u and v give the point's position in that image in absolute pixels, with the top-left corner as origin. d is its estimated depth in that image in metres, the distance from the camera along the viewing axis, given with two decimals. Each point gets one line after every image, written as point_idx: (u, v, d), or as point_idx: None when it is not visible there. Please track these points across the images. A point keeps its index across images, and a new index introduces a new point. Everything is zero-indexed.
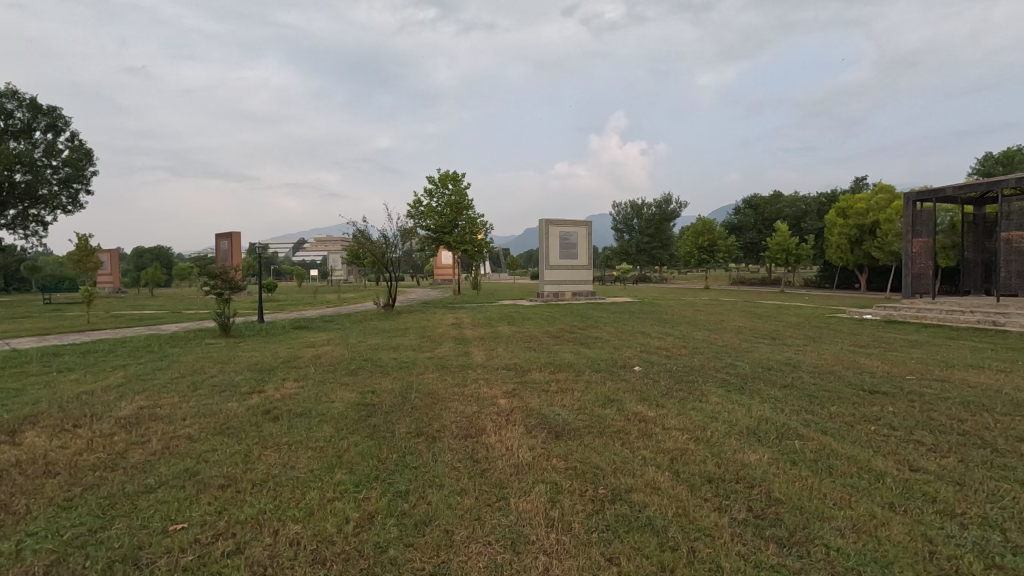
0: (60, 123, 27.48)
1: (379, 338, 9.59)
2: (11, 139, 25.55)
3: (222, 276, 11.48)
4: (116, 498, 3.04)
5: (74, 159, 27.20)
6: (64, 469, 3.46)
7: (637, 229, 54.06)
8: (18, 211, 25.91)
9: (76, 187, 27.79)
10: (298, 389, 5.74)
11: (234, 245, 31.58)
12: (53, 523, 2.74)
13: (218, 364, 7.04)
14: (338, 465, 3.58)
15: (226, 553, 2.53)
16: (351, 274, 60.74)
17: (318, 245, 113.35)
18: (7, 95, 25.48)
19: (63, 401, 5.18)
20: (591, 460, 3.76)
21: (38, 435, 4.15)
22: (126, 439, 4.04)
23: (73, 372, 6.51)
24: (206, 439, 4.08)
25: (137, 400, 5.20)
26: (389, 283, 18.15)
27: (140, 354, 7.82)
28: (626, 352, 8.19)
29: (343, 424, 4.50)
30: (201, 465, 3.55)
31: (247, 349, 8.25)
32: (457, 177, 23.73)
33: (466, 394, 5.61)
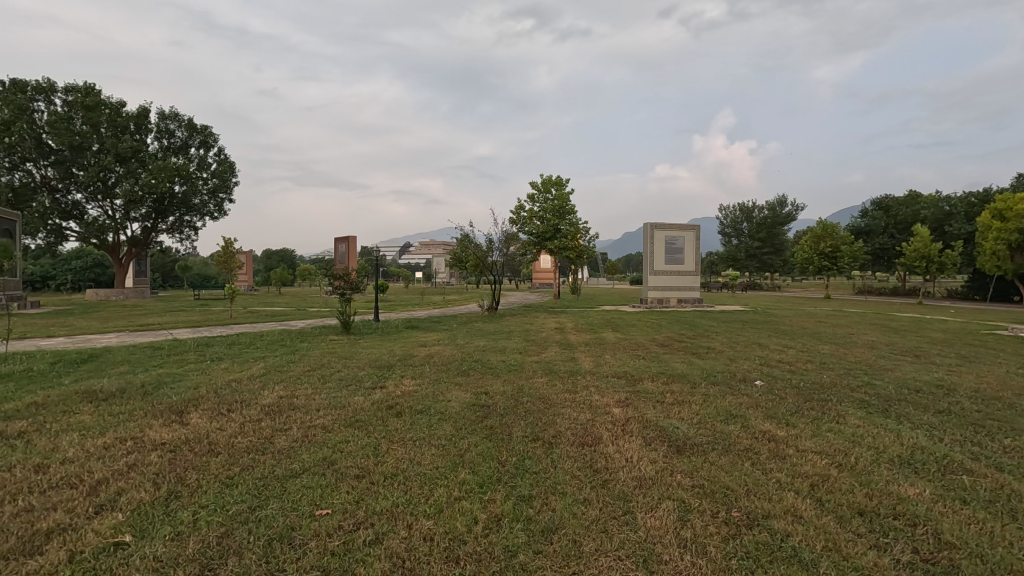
0: (211, 140, 31.15)
1: (486, 340, 9.79)
2: (173, 155, 29.43)
3: (344, 278, 12.35)
4: (269, 479, 3.34)
5: (220, 171, 30.69)
6: (224, 449, 3.85)
7: (747, 233, 51.04)
8: (177, 219, 29.76)
9: (222, 197, 31.35)
10: (416, 386, 6.00)
11: (351, 248, 33.99)
12: (220, 498, 3.05)
13: (342, 359, 7.55)
14: (460, 465, 3.67)
15: (367, 541, 2.66)
16: (454, 277, 62.96)
17: (422, 249, 119.31)
18: (171, 116, 29.36)
19: (218, 387, 5.82)
20: (720, 479, 3.53)
21: (200, 416, 4.69)
22: (271, 426, 4.44)
23: (222, 362, 7.30)
24: (339, 430, 4.37)
25: (277, 390, 5.71)
26: (493, 286, 18.50)
27: (275, 347, 8.62)
28: (744, 365, 7.66)
29: (462, 423, 4.62)
30: (338, 455, 3.80)
31: (365, 346, 8.78)
32: (560, 182, 23.79)
33: (578, 400, 5.56)
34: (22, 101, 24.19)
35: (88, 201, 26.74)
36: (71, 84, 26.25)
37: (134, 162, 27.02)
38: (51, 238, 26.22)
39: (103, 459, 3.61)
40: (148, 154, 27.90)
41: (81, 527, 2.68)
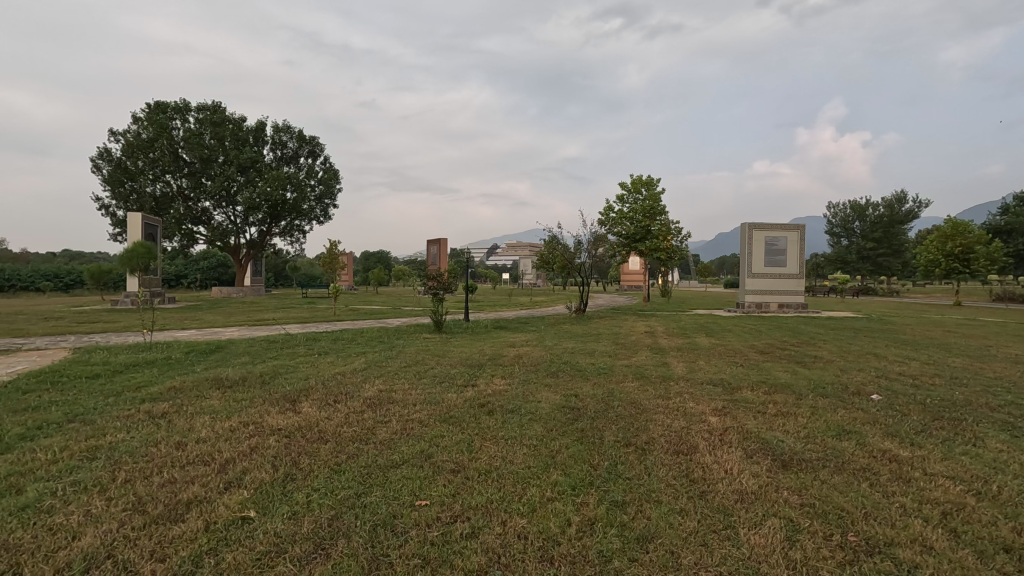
0: (318, 150, 33.61)
1: (574, 342, 9.74)
2: (286, 165, 32.08)
3: (437, 278, 12.82)
4: (372, 468, 3.54)
5: (326, 179, 33.02)
6: (332, 437, 4.14)
7: (860, 233, 46.83)
8: (288, 224, 32.39)
9: (328, 203, 33.71)
10: (506, 386, 6.09)
11: (442, 250, 35.17)
12: (330, 482, 3.28)
13: (435, 357, 7.83)
14: (552, 466, 3.68)
15: (464, 534, 2.73)
16: (541, 278, 63.15)
17: (509, 250, 121.30)
18: (284, 129, 32.02)
19: (325, 378, 6.28)
20: (832, 499, 3.26)
21: (311, 405, 5.07)
22: (373, 417, 4.70)
23: (328, 356, 7.85)
24: (434, 425, 4.53)
25: (377, 383, 6.06)
26: (580, 287, 18.37)
27: (374, 343, 9.11)
28: (857, 377, 7.01)
29: (552, 424, 4.63)
30: (434, 449, 3.95)
31: (457, 345, 9.03)
32: (651, 182, 23.19)
33: (671, 407, 5.37)
34: (163, 121, 27.45)
35: (214, 208, 29.75)
36: (202, 103, 29.42)
37: (253, 172, 29.76)
38: (184, 242, 29.50)
39: (230, 440, 4.00)
40: (265, 165, 30.60)
41: (214, 500, 2.99)
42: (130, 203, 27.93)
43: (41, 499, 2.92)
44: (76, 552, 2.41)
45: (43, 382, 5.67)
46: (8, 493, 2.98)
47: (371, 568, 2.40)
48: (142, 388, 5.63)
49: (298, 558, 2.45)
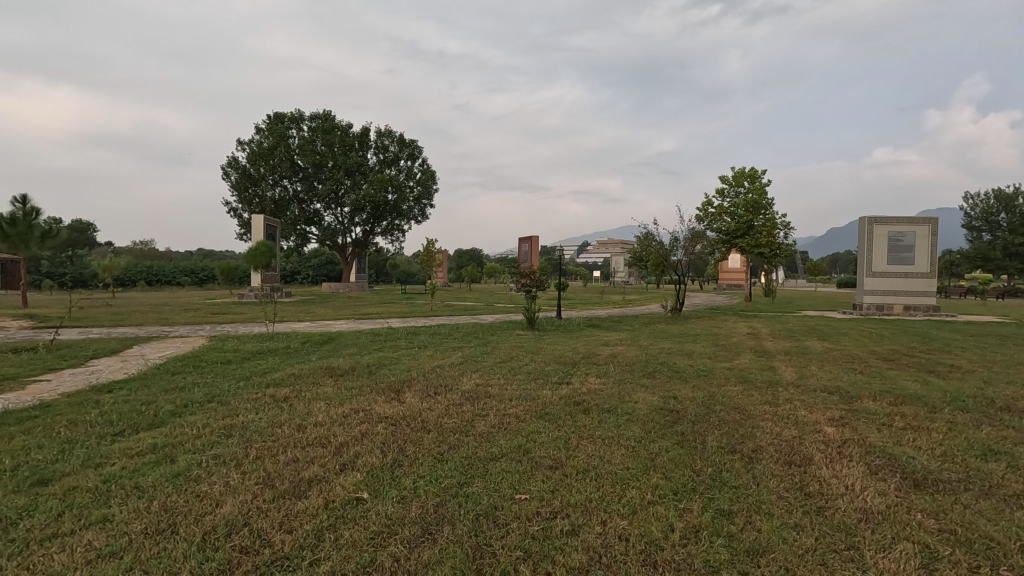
0: (417, 152, 35.16)
1: (670, 343, 9.42)
2: (388, 167, 33.89)
3: (531, 276, 12.90)
4: (473, 460, 3.64)
5: (424, 180, 34.51)
6: (434, 427, 4.32)
7: (1006, 226, 41.12)
8: (389, 224, 34.17)
9: (425, 203, 35.17)
10: (602, 385, 6.02)
11: (534, 248, 35.40)
12: (434, 471, 3.42)
13: (529, 353, 7.91)
14: (652, 469, 3.58)
15: (564, 531, 2.74)
16: (633, 276, 61.59)
17: (601, 248, 119.64)
18: (386, 134, 33.85)
19: (426, 371, 6.56)
20: (979, 527, 2.89)
21: (413, 396, 5.32)
22: (472, 410, 4.84)
23: (427, 349, 8.20)
24: (531, 421, 4.58)
25: (474, 377, 6.24)
26: (676, 286, 17.68)
27: (470, 338, 9.38)
28: (1006, 391, 6.15)
29: (651, 426, 4.51)
30: (531, 444, 3.99)
31: (550, 342, 9.07)
32: (755, 174, 21.88)
33: (780, 414, 5.03)
34: (282, 131, 30.08)
35: (324, 209, 32.09)
36: (315, 112, 31.82)
37: (359, 175, 31.74)
38: (299, 241, 32.08)
39: (343, 426, 4.31)
40: (369, 168, 32.53)
41: (331, 480, 3.23)
42: (253, 206, 30.85)
43: (189, 469, 3.30)
44: (219, 517, 2.71)
45: (187, 365, 6.43)
46: (164, 462, 3.41)
47: (476, 557, 2.48)
48: (267, 373, 6.23)
49: (407, 541, 2.58)
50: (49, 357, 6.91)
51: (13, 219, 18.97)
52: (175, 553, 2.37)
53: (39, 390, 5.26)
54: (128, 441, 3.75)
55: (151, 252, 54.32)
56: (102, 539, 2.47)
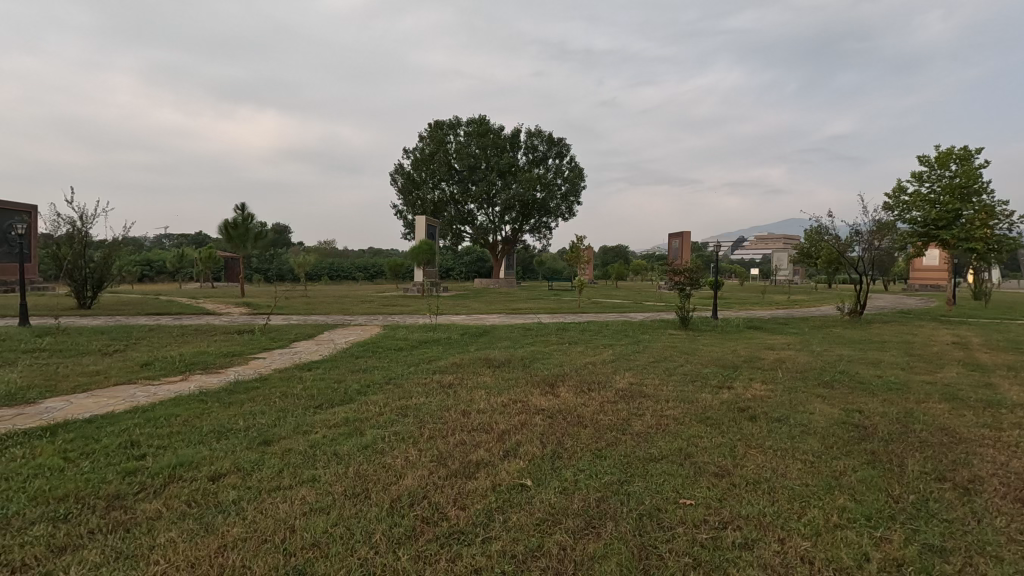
0: (564, 150, 35.55)
1: (850, 350, 8.34)
2: (536, 166, 34.75)
3: (686, 272, 12.13)
4: (632, 459, 3.58)
5: (572, 177, 34.77)
6: (590, 423, 4.33)
7: None
8: (537, 222, 34.98)
9: (573, 201, 35.40)
10: (770, 392, 5.53)
11: (685, 244, 33.70)
12: (595, 466, 3.44)
13: (684, 354, 7.57)
14: (838, 488, 3.20)
15: (737, 544, 2.57)
16: (800, 275, 55.50)
17: (760, 245, 109.99)
18: (536, 134, 34.70)
19: (578, 367, 6.62)
20: None
21: (568, 390, 5.40)
22: (626, 409, 4.76)
23: (579, 346, 8.25)
24: (691, 424, 4.38)
25: (627, 376, 6.14)
26: (855, 285, 15.54)
27: (620, 336, 9.26)
28: None
29: (832, 441, 4.05)
30: (693, 449, 3.80)
31: (706, 344, 8.55)
32: (965, 155, 18.48)
33: (1006, 441, 4.17)
34: (441, 137, 32.43)
35: (477, 209, 33.89)
36: (471, 118, 33.72)
37: (509, 175, 32.99)
38: (454, 240, 34.34)
39: (504, 414, 4.52)
40: (519, 168, 33.63)
41: (497, 465, 3.40)
42: (416, 209, 33.72)
43: (376, 442, 3.71)
44: (403, 488, 3.01)
45: (367, 350, 7.26)
46: (355, 434, 3.88)
47: (642, 557, 2.44)
48: (432, 361, 6.77)
49: (572, 531, 2.62)
50: (263, 338, 8.27)
51: (236, 223, 22.95)
52: (369, 516, 2.68)
53: (259, 365, 6.34)
54: (326, 414, 4.34)
55: (333, 250, 62.04)
56: (314, 495, 2.89)
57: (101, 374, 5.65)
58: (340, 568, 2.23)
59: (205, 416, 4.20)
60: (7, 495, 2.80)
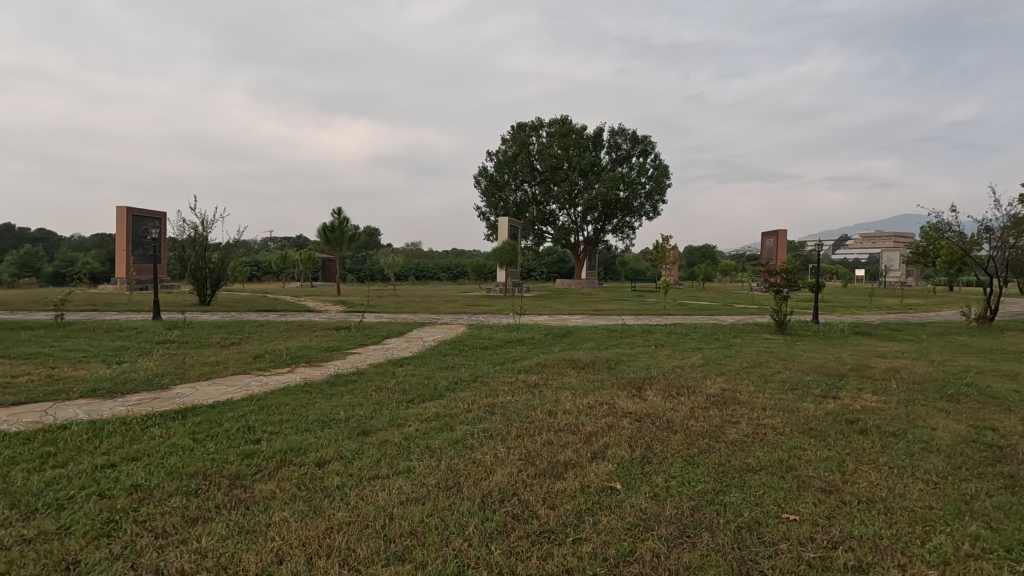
0: (649, 147, 34.63)
1: (979, 360, 7.44)
2: (620, 165, 34.13)
3: (784, 273, 11.33)
4: (727, 468, 3.42)
5: (656, 175, 33.83)
6: (681, 429, 4.18)
7: None
8: (620, 221, 34.35)
9: (657, 199, 34.40)
10: (882, 404, 5.06)
11: (780, 243, 31.68)
12: (687, 473, 3.32)
13: (781, 360, 7.11)
14: (969, 514, 2.88)
15: (849, 566, 2.38)
16: (914, 277, 50.30)
17: (866, 244, 101.08)
18: (619, 133, 34.11)
19: (665, 370, 6.42)
20: None
21: (656, 394, 5.25)
22: (720, 416, 4.56)
23: (666, 348, 8.00)
24: (792, 435, 4.11)
25: (719, 381, 5.86)
26: (983, 288, 13.88)
27: (710, 340, 8.87)
28: None
29: (959, 461, 3.64)
30: (795, 461, 3.58)
31: (806, 350, 7.98)
32: None
33: None
34: (524, 138, 32.75)
35: (559, 210, 33.86)
36: (553, 119, 33.76)
37: (592, 175, 32.65)
38: (536, 241, 34.53)
39: (591, 416, 4.48)
40: (602, 167, 33.21)
41: (585, 466, 3.38)
42: (499, 210, 34.28)
43: (465, 438, 3.81)
44: (492, 484, 3.07)
45: (455, 348, 7.48)
46: (446, 429, 4.00)
47: (741, 571, 2.32)
48: (517, 361, 6.84)
49: (666, 539, 2.55)
50: (358, 335, 8.75)
51: (333, 226, 24.50)
52: (462, 509, 2.76)
53: (356, 360, 6.73)
54: (418, 408, 4.52)
55: (420, 252, 64.43)
56: (410, 485, 3.02)
57: (221, 365, 6.25)
58: (437, 558, 2.32)
59: (309, 406, 4.52)
60: (149, 469, 3.17)
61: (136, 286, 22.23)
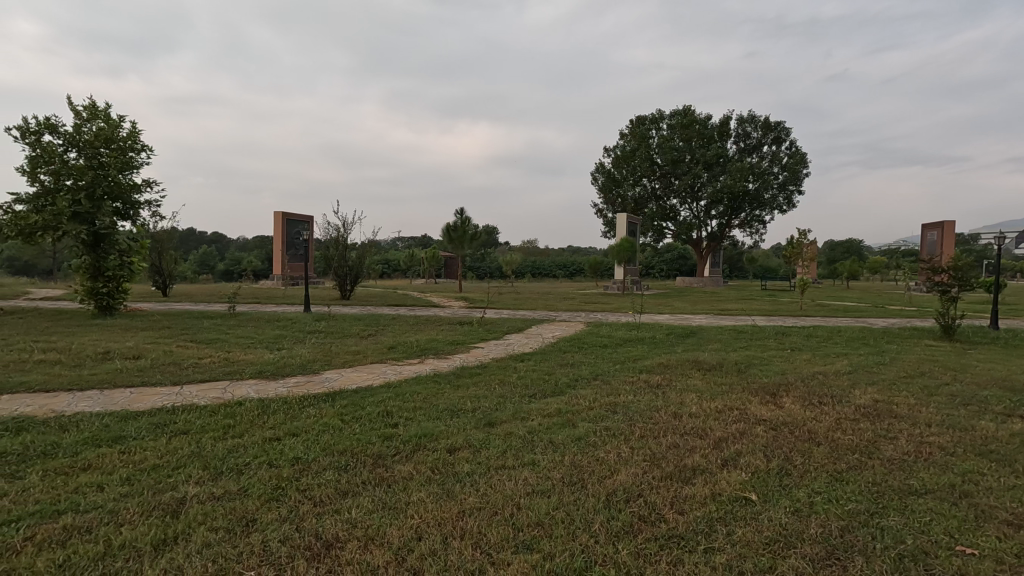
0: (783, 134, 31.95)
1: None
2: (749, 155, 31.90)
3: (950, 270, 9.84)
4: (882, 488, 3.06)
5: (791, 164, 31.10)
6: (825, 441, 3.82)
7: None
8: (748, 215, 32.10)
9: (792, 190, 31.63)
10: None
11: (945, 236, 27.54)
12: (833, 490, 3.02)
13: (949, 370, 6.19)
14: None
15: None
16: None
17: None
18: (748, 120, 31.91)
19: (804, 376, 5.88)
20: None
21: (793, 402, 4.84)
22: (872, 430, 4.09)
23: (804, 353, 7.34)
24: (967, 457, 3.56)
25: (870, 391, 5.24)
26: None
27: (858, 345, 7.97)
28: None
29: None
30: (971, 487, 3.10)
31: (982, 360, 6.87)
32: None
33: None
34: (643, 132, 31.87)
35: (681, 205, 32.48)
36: (674, 110, 32.44)
37: (717, 167, 30.89)
38: (656, 237, 33.41)
39: (720, 421, 4.25)
40: (728, 158, 31.28)
41: (716, 473, 3.22)
42: (616, 206, 33.72)
43: (588, 435, 3.81)
44: (617, 483, 3.04)
45: (574, 345, 7.49)
46: (568, 425, 4.03)
47: None
48: (638, 360, 6.69)
49: (811, 558, 2.35)
50: (481, 330, 9.10)
51: (456, 226, 25.73)
52: (587, 505, 2.77)
53: (480, 354, 7.02)
54: (540, 403, 4.60)
55: (537, 250, 65.31)
56: (535, 478, 3.09)
57: (360, 353, 6.87)
58: (564, 550, 2.35)
59: (438, 395, 4.80)
60: (307, 444, 3.57)
61: (289, 282, 25.08)
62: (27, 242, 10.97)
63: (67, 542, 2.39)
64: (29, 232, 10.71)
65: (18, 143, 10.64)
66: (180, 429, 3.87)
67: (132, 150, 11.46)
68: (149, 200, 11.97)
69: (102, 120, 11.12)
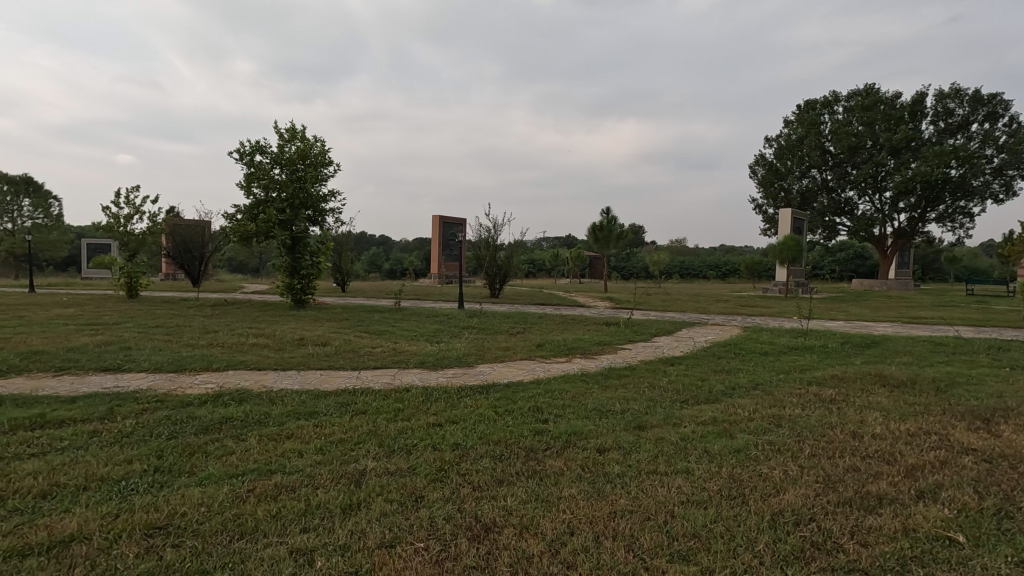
0: (999, 109, 26.60)
1: None
2: (950, 136, 27.05)
3: None
4: None
5: (1012, 144, 25.71)
6: None
7: None
8: (950, 206, 27.23)
9: (1012, 174, 26.18)
10: None
11: None
12: None
13: None
14: None
15: None
16: None
17: None
18: (950, 95, 27.09)
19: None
20: None
21: (1015, 431, 4.00)
22: None
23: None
24: None
25: None
26: None
27: None
28: None
29: None
30: None
31: None
32: None
33: None
34: (813, 118, 28.64)
35: (859, 197, 28.65)
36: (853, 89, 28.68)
37: (908, 151, 26.66)
38: (826, 235, 29.87)
39: (912, 445, 3.68)
40: (923, 142, 26.85)
41: (909, 505, 2.80)
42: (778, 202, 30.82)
43: (749, 448, 3.55)
44: (784, 503, 2.79)
45: (730, 351, 7.02)
46: (725, 435, 3.80)
47: None
48: (806, 370, 6.05)
49: None
50: (629, 331, 8.95)
51: (602, 226, 25.54)
52: (749, 522, 2.58)
53: (627, 355, 6.91)
54: (693, 410, 4.39)
55: (686, 250, 62.14)
56: (690, 488, 2.95)
57: (511, 349, 7.18)
58: (724, 567, 2.22)
59: (587, 395, 4.81)
60: (465, 432, 3.82)
61: (444, 280, 26.97)
62: (245, 245, 13.21)
63: (278, 497, 2.85)
64: (247, 236, 12.91)
65: (239, 164, 12.86)
66: (360, 409, 4.38)
67: (322, 165, 13.22)
68: (333, 207, 13.70)
69: (299, 140, 12.97)
